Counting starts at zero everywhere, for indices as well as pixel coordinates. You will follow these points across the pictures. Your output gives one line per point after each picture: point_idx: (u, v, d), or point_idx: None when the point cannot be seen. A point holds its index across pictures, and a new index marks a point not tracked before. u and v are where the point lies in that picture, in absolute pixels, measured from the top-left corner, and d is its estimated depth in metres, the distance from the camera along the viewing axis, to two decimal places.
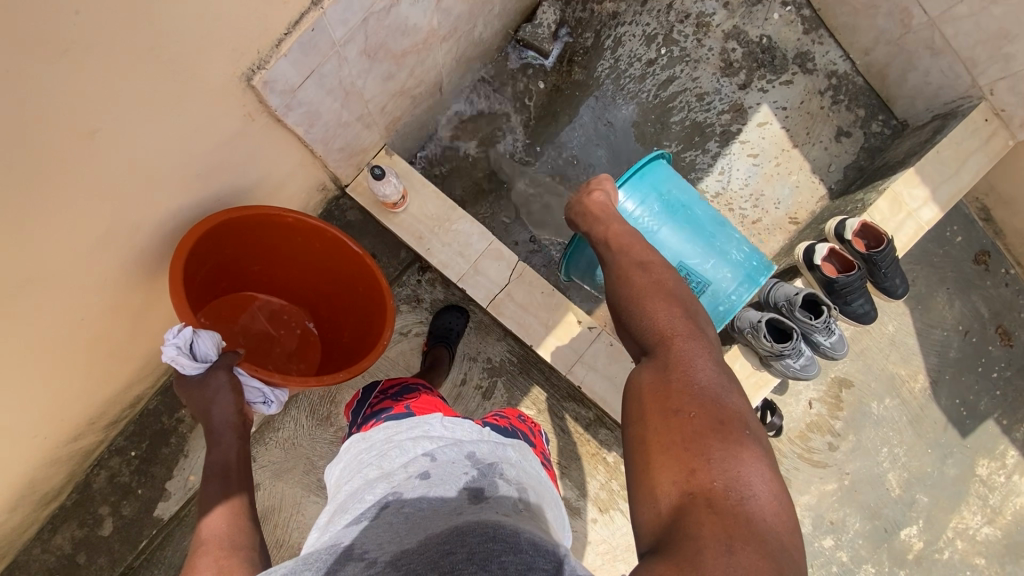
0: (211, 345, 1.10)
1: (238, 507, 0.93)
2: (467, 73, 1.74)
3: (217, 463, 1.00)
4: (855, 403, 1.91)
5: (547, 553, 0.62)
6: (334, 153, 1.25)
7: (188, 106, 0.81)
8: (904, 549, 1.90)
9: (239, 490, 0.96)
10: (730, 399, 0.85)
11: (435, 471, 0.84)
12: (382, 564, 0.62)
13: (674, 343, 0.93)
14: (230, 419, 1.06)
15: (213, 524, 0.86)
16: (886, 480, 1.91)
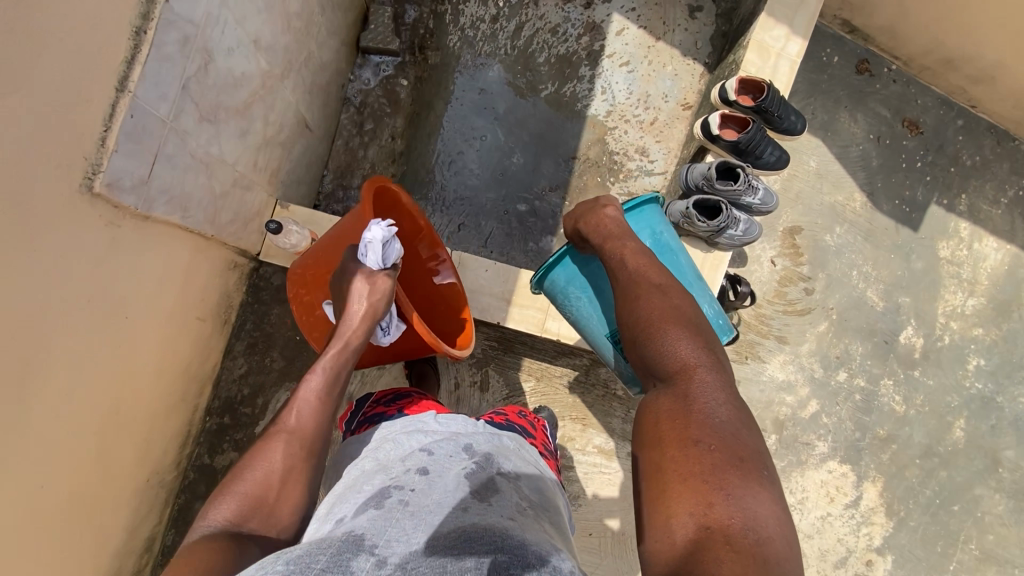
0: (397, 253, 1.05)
1: (325, 412, 0.99)
2: (327, 102, 1.73)
3: (327, 373, 1.02)
4: (812, 244, 1.98)
5: (556, 568, 0.64)
6: (225, 226, 1.25)
7: (43, 239, 0.78)
8: (909, 351, 1.99)
9: (328, 404, 1.00)
10: (748, 436, 0.84)
11: (433, 466, 0.84)
12: (393, 560, 0.63)
13: (693, 371, 0.92)
14: (355, 335, 1.04)
15: (301, 420, 0.96)
16: (868, 299, 1.99)
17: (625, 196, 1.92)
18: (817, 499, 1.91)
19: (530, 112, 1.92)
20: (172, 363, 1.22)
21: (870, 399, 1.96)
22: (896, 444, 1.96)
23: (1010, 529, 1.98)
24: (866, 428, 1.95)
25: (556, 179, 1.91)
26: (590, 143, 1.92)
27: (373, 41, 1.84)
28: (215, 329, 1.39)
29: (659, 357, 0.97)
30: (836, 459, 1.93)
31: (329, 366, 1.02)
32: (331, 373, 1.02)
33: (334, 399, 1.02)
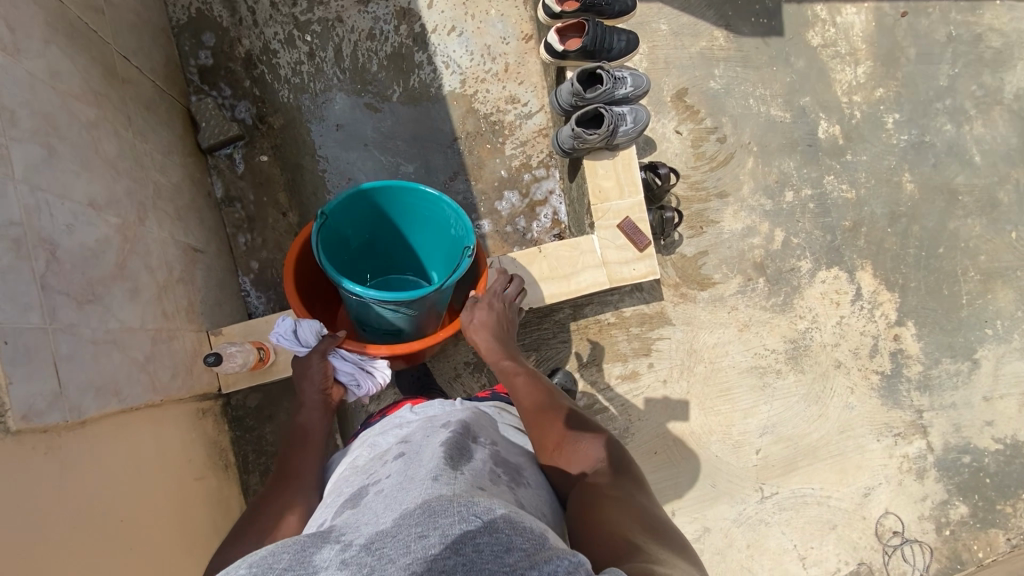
0: (312, 332, 1.25)
1: (315, 453, 1.12)
2: (203, 217, 1.67)
3: (302, 427, 1.18)
4: (702, 97, 2.00)
5: (521, 527, 0.63)
6: (169, 385, 1.22)
7: None
8: (833, 142, 2.05)
9: (315, 445, 1.14)
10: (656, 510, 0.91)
11: (411, 452, 0.87)
12: (356, 545, 0.64)
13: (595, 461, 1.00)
14: (317, 391, 1.23)
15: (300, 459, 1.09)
16: (776, 117, 2.03)
17: (519, 148, 1.91)
18: (826, 310, 1.98)
19: (393, 121, 1.88)
20: (195, 530, 1.20)
21: (823, 202, 2.02)
22: (865, 226, 2.03)
23: (994, 242, 2.09)
24: (833, 228, 2.02)
25: (451, 166, 1.88)
26: (462, 118, 1.90)
27: (213, 136, 1.77)
28: (220, 478, 1.37)
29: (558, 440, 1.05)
30: (824, 268, 2.00)
31: (303, 429, 1.18)
32: (306, 431, 1.17)
33: (321, 445, 1.15)
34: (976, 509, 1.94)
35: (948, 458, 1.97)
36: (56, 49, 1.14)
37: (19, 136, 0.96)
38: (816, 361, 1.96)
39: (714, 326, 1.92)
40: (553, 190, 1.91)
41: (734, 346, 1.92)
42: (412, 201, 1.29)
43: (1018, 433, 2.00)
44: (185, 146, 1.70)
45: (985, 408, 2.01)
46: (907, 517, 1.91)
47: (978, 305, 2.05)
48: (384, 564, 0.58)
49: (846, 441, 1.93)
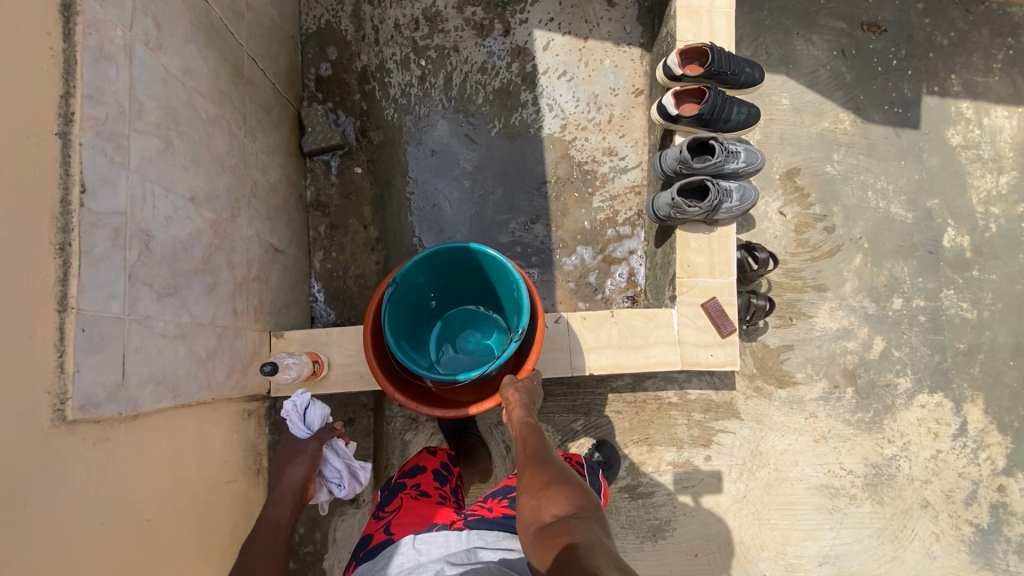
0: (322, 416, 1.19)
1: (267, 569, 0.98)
2: (290, 218, 1.71)
3: (268, 522, 1.05)
4: (815, 180, 1.86)
5: None
6: (223, 384, 1.22)
7: (34, 485, 0.74)
8: (959, 253, 1.83)
9: (276, 558, 1.00)
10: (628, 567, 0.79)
11: None
12: None
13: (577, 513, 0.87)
14: (294, 482, 1.12)
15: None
16: (895, 215, 1.85)
17: (608, 201, 1.85)
18: (920, 439, 1.75)
19: (486, 154, 1.86)
20: (216, 537, 1.18)
21: (936, 317, 1.80)
22: (983, 353, 1.79)
23: None
24: (944, 348, 1.79)
25: (535, 208, 1.84)
26: (556, 162, 1.86)
27: (316, 142, 1.83)
28: (250, 484, 1.35)
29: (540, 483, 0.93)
30: (925, 391, 1.77)
31: (265, 527, 1.04)
32: (270, 529, 1.04)
33: (280, 555, 1.02)
34: None
35: None
36: (194, 48, 1.20)
37: (142, 128, 0.99)
38: (899, 494, 1.72)
39: (786, 429, 1.74)
40: (636, 251, 1.83)
41: (805, 457, 1.73)
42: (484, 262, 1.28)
43: None
44: (289, 147, 1.76)
45: None
46: None
47: None
48: None
49: None
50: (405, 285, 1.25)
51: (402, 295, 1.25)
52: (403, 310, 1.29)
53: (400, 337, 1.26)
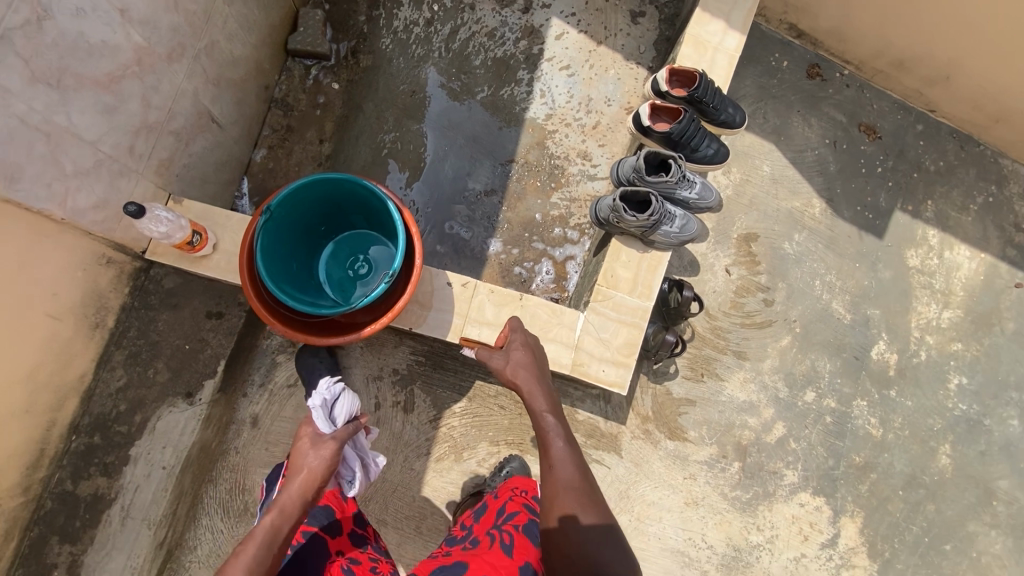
0: (348, 410, 1.29)
1: None
2: (245, 102, 1.65)
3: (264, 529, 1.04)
4: (769, 251, 1.84)
5: None
6: (87, 209, 1.13)
7: None
8: (883, 368, 1.81)
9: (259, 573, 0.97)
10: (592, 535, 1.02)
11: None
12: None
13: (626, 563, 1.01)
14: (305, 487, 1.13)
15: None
16: (834, 311, 1.83)
17: (566, 201, 1.80)
18: (787, 537, 1.68)
19: (465, 115, 1.83)
20: (7, 366, 1.07)
21: (842, 422, 1.76)
22: (876, 473, 1.74)
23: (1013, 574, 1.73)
24: (840, 455, 1.74)
25: (493, 182, 1.79)
26: (529, 146, 1.82)
27: (302, 43, 1.79)
28: (81, 330, 1.23)
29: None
30: (807, 491, 1.71)
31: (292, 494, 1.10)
32: (271, 531, 1.03)
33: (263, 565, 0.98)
34: None
35: None
36: None
37: None
38: None
39: (661, 482, 1.67)
40: (575, 257, 1.78)
41: (670, 516, 1.65)
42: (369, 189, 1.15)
43: None
44: (272, 35, 1.72)
45: None
46: None
47: None
48: None
49: None
50: (288, 206, 1.13)
51: (284, 216, 1.14)
52: (285, 235, 1.18)
53: (275, 262, 1.14)
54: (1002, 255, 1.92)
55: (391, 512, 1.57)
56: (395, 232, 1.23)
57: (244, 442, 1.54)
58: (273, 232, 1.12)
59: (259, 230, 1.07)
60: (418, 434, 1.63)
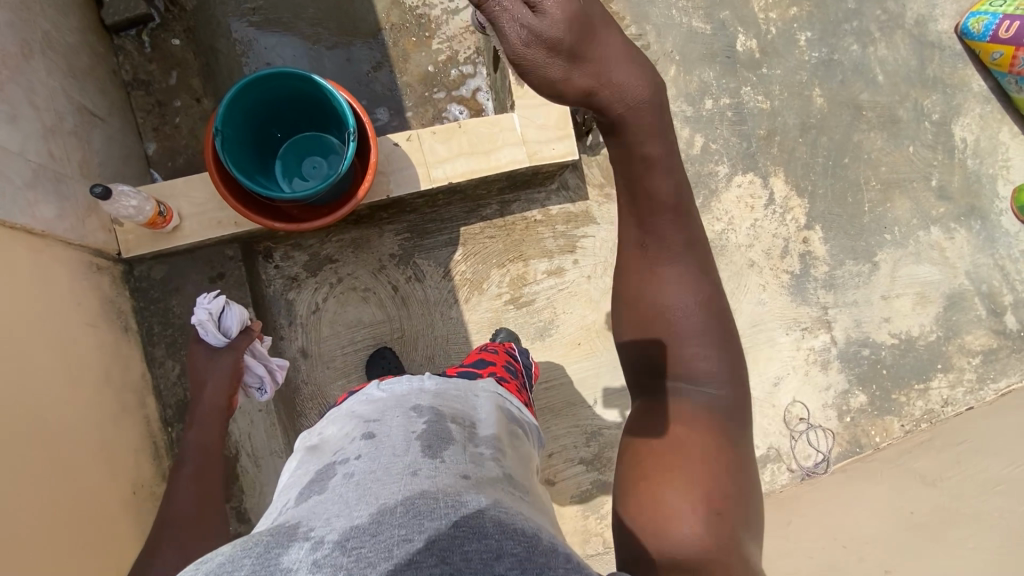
0: (238, 322, 1.26)
1: (202, 484, 1.15)
2: (105, 90, 1.59)
3: (197, 444, 1.20)
4: (626, 4, 2.06)
5: (512, 532, 0.72)
6: (55, 219, 1.17)
7: None
8: (750, 55, 2.15)
9: (210, 468, 1.18)
10: (696, 360, 1.00)
11: (381, 434, 0.96)
12: (330, 539, 0.71)
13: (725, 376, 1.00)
14: (218, 402, 1.23)
15: (182, 507, 1.11)
16: (696, 28, 2.11)
17: (446, 43, 1.91)
18: (740, 213, 2.08)
19: (314, 8, 1.84)
20: (84, 373, 1.17)
21: (740, 111, 2.12)
22: (779, 135, 2.14)
23: (894, 155, 2.24)
24: (749, 136, 2.12)
25: (375, 58, 1.87)
26: (387, 10, 1.88)
27: (118, 13, 1.68)
28: (117, 336, 1.32)
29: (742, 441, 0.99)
30: (739, 173, 2.10)
31: (205, 418, 1.22)
32: (198, 450, 1.20)
33: (214, 464, 1.19)
34: (873, 398, 2.12)
35: (849, 351, 2.13)
36: None
37: None
38: (730, 260, 2.06)
39: None
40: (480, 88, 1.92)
41: None
42: (290, 81, 1.27)
43: (912, 330, 2.18)
44: (86, 15, 1.62)
45: (883, 306, 2.17)
46: (813, 405, 2.07)
47: (879, 211, 2.20)
48: (362, 565, 0.66)
49: (757, 334, 2.05)
50: (230, 127, 1.23)
51: (232, 134, 1.24)
52: (241, 158, 1.28)
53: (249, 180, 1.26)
54: None
55: (455, 356, 1.82)
56: (329, 110, 1.35)
57: (306, 372, 1.73)
58: (232, 156, 1.23)
59: (222, 152, 1.18)
60: (440, 292, 1.84)
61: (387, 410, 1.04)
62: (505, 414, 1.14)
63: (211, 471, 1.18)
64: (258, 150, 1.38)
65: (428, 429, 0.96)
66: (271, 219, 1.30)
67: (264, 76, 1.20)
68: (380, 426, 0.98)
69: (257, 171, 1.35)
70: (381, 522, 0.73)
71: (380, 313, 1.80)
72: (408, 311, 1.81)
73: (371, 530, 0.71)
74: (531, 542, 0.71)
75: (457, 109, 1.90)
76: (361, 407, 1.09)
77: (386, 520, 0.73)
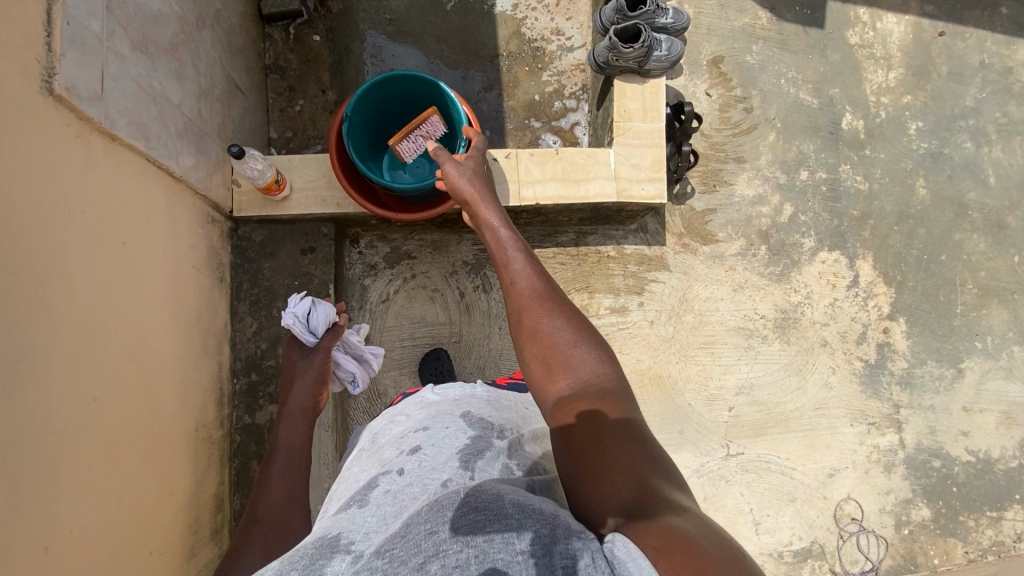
0: (324, 319, 1.33)
1: (292, 482, 1.11)
2: (249, 68, 1.77)
3: (285, 442, 1.19)
4: (736, 67, 2.10)
5: (537, 519, 0.67)
6: (190, 169, 1.30)
7: (32, 141, 0.86)
8: (854, 135, 2.12)
9: (297, 468, 1.14)
10: (583, 369, 0.91)
11: (424, 442, 0.96)
12: (366, 551, 0.68)
13: (567, 314, 0.98)
14: (302, 403, 1.26)
15: (270, 505, 1.06)
16: (803, 100, 2.11)
17: (556, 76, 2.00)
18: (820, 290, 2.01)
19: (442, 27, 1.99)
20: (182, 309, 1.27)
21: (835, 187, 2.08)
22: (873, 219, 2.08)
23: (997, 261, 2.11)
24: (841, 214, 2.07)
25: (488, 79, 1.98)
26: (507, 38, 2.00)
27: (274, 5, 1.89)
28: (213, 284, 1.42)
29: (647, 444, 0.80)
30: (825, 250, 2.04)
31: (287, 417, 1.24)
32: (286, 451, 1.17)
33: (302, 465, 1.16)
34: (939, 515, 1.95)
35: (918, 458, 1.97)
36: None
37: None
38: (802, 335, 1.98)
39: (709, 280, 1.97)
40: (580, 123, 2.00)
41: (725, 304, 1.97)
42: (414, 85, 1.39)
43: (992, 451, 2.00)
44: (249, 3, 1.83)
45: (963, 418, 2.01)
46: (868, 507, 1.92)
47: (972, 316, 2.07)
48: (396, 568, 0.63)
49: (818, 417, 1.95)
50: (356, 117, 1.35)
51: (357, 124, 1.36)
52: (358, 147, 1.40)
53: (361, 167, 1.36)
54: (922, 13, 2.22)
55: (505, 373, 1.83)
56: (442, 115, 1.46)
57: None
58: (351, 144, 1.34)
59: (345, 137, 1.29)
60: (503, 307, 1.87)
61: (435, 418, 1.04)
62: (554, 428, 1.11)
63: (299, 472, 1.14)
64: (371, 144, 1.50)
65: (471, 442, 0.95)
66: (374, 207, 1.39)
67: (396, 77, 1.33)
68: (426, 434, 0.99)
69: (368, 163, 1.46)
70: (411, 524, 0.70)
71: (443, 316, 1.85)
72: (470, 319, 1.85)
73: (402, 531, 0.68)
74: (549, 520, 0.67)
75: (551, 139, 1.97)
76: (412, 413, 1.11)
77: (415, 520, 0.70)
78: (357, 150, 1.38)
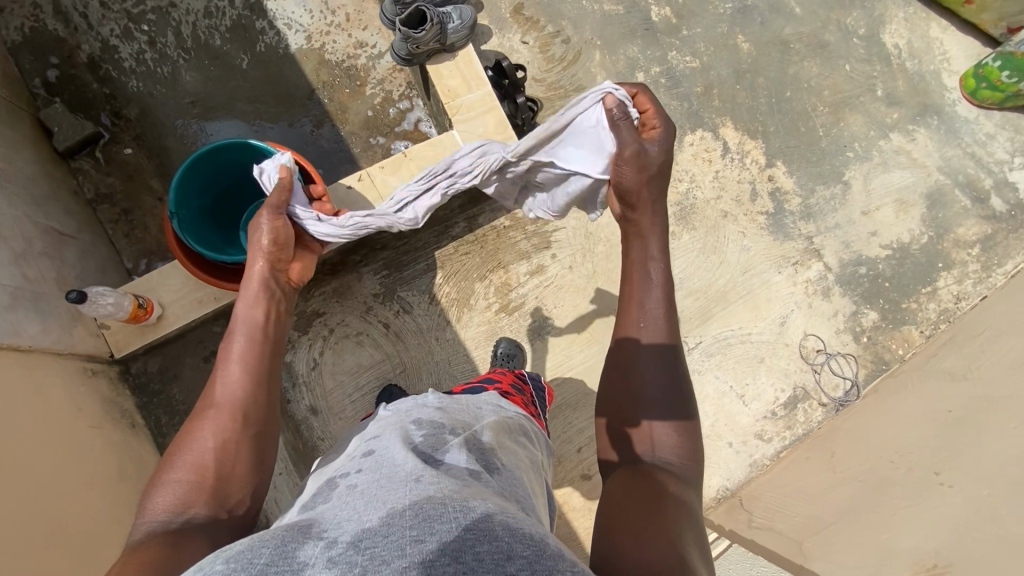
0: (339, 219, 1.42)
1: (251, 375, 1.04)
2: (69, 210, 1.66)
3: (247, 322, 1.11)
4: (538, 7, 2.14)
5: (524, 535, 0.65)
6: (40, 335, 1.22)
7: None
8: (667, 22, 2.22)
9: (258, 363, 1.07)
10: (653, 415, 0.98)
11: (379, 448, 0.93)
12: (342, 541, 0.65)
13: (668, 335, 1.05)
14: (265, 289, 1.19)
15: (225, 401, 0.99)
16: (610, 11, 2.19)
17: (378, 85, 1.98)
18: (701, 169, 2.11)
19: (248, 88, 1.94)
20: (97, 472, 1.19)
21: (672, 75, 2.18)
22: (716, 88, 2.19)
23: (833, 77, 2.27)
24: (688, 95, 2.17)
25: (316, 116, 1.94)
26: (316, 71, 1.97)
27: (68, 138, 1.78)
28: (124, 434, 1.34)
29: (689, 521, 0.81)
30: (689, 133, 2.14)
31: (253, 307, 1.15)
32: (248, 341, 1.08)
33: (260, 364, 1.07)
34: (885, 313, 2.09)
35: (847, 273, 2.11)
36: None
37: None
38: (704, 216, 2.08)
39: None
40: (421, 118, 1.99)
41: None
42: (230, 153, 1.34)
43: (902, 237, 2.16)
44: (39, 147, 1.71)
45: (867, 221, 2.17)
46: (826, 335, 2.05)
47: (834, 132, 2.22)
48: (377, 566, 0.60)
49: (750, 280, 2.05)
50: (184, 210, 1.30)
51: (188, 217, 1.31)
52: (201, 235, 1.35)
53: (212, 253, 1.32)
54: None
55: (460, 377, 1.83)
56: None
57: (321, 428, 1.75)
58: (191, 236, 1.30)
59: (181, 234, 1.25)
60: (431, 318, 1.86)
61: (386, 429, 1.01)
62: (504, 420, 1.13)
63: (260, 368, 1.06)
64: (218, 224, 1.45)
65: (426, 446, 0.93)
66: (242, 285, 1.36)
67: (206, 153, 1.28)
68: (378, 440, 0.96)
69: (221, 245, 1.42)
70: (391, 524, 0.66)
71: (378, 354, 1.82)
72: (405, 344, 1.83)
73: (383, 531, 0.65)
74: (540, 546, 0.64)
75: (401, 145, 1.96)
76: (363, 432, 1.07)
77: (397, 521, 0.66)
78: (201, 240, 1.34)
